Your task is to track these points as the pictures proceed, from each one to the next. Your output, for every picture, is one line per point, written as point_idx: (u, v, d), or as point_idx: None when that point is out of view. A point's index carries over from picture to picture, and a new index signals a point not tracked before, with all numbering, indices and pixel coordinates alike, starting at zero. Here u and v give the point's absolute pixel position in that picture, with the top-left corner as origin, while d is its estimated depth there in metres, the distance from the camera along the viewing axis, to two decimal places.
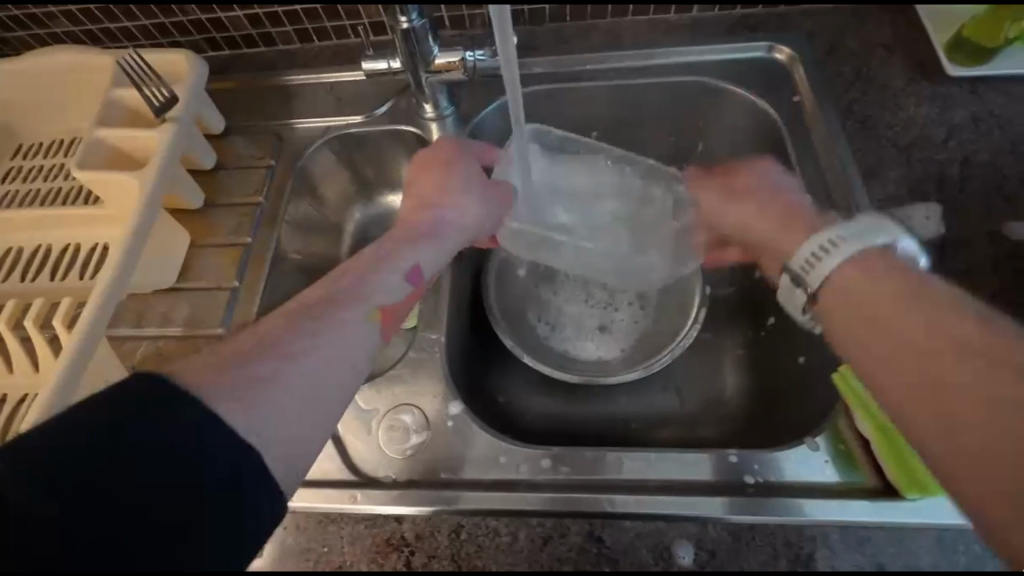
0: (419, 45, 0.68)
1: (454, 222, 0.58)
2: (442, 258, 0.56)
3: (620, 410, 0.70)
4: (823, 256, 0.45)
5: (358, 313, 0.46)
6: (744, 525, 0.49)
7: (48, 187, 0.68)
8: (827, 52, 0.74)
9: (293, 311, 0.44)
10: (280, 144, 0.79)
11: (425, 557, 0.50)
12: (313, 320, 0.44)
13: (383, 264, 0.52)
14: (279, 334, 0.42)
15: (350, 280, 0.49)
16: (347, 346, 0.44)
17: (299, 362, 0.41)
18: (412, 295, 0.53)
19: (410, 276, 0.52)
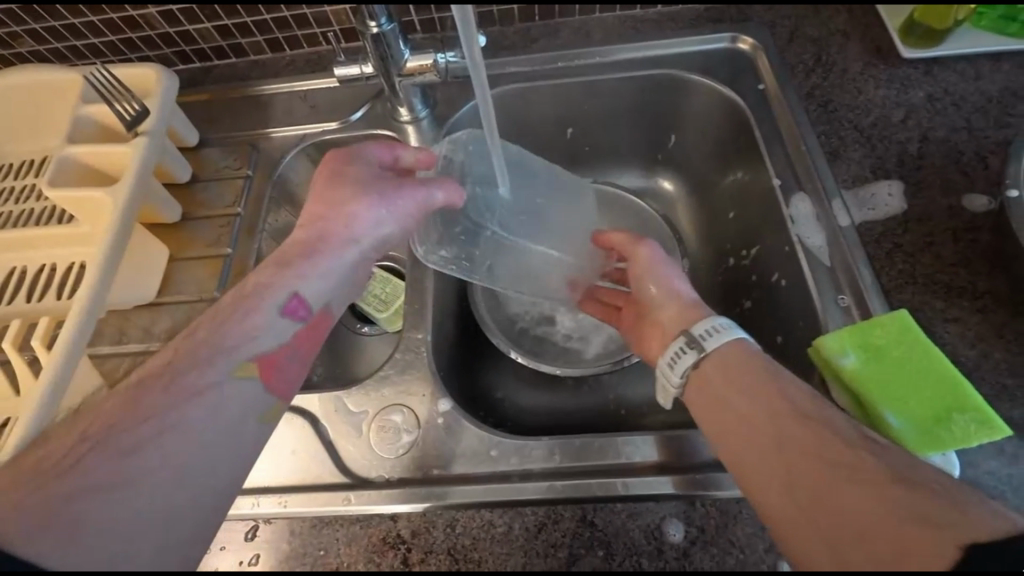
0: (390, 48, 0.68)
1: (362, 232, 0.56)
2: (343, 280, 0.55)
3: (610, 399, 0.71)
4: (703, 343, 0.50)
5: (222, 373, 0.46)
6: (731, 499, 0.50)
7: (20, 208, 0.67)
8: (789, 41, 0.76)
9: (146, 389, 0.44)
10: (256, 154, 0.78)
11: (421, 553, 0.50)
12: (191, 377, 0.45)
13: (259, 299, 0.51)
14: (132, 420, 0.42)
15: (213, 330, 0.48)
16: (209, 418, 0.44)
17: (155, 449, 0.41)
18: (303, 334, 0.52)
19: (291, 310, 0.51)
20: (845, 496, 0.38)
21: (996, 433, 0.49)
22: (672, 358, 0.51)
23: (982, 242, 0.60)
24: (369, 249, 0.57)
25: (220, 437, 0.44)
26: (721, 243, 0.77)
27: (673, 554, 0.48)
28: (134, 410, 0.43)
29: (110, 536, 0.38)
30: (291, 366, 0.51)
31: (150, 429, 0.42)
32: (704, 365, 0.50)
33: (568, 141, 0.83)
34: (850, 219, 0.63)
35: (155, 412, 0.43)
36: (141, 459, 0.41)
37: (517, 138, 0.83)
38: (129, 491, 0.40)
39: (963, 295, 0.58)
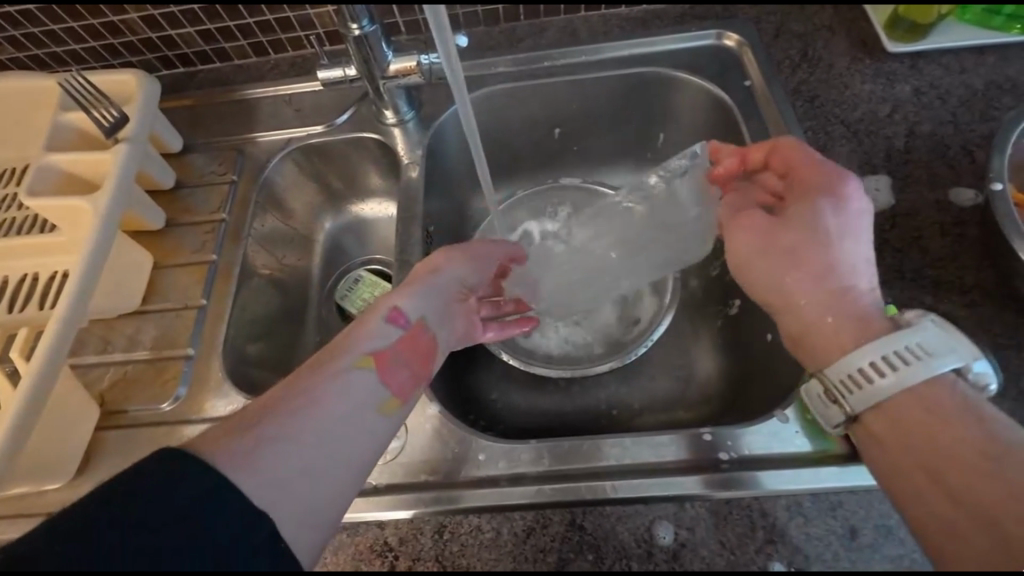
0: (373, 50, 0.68)
1: (444, 268, 0.57)
2: (438, 300, 0.55)
3: (601, 399, 0.71)
4: (857, 385, 0.44)
5: (348, 363, 0.46)
6: (720, 500, 0.50)
7: (1, 217, 0.67)
8: (774, 36, 0.76)
9: (299, 374, 0.45)
10: (240, 159, 0.78)
11: (409, 560, 0.50)
12: (322, 367, 0.45)
13: (371, 313, 0.51)
14: (285, 394, 0.43)
15: (341, 337, 0.49)
16: (349, 398, 0.44)
17: (307, 419, 0.42)
18: (407, 340, 0.50)
19: (394, 319, 0.51)
20: (984, 473, 0.39)
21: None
22: (818, 404, 0.47)
23: (969, 237, 0.60)
24: (455, 284, 0.58)
25: (357, 418, 0.44)
26: None
27: (663, 557, 0.48)
28: (290, 390, 0.43)
29: (272, 493, 0.38)
30: (399, 367, 0.49)
31: (299, 401, 0.42)
32: (867, 416, 0.44)
33: (556, 141, 0.83)
34: None
35: (300, 392, 0.43)
36: (296, 427, 0.41)
37: (504, 138, 0.82)
38: (285, 460, 0.39)
39: (951, 290, 0.58)
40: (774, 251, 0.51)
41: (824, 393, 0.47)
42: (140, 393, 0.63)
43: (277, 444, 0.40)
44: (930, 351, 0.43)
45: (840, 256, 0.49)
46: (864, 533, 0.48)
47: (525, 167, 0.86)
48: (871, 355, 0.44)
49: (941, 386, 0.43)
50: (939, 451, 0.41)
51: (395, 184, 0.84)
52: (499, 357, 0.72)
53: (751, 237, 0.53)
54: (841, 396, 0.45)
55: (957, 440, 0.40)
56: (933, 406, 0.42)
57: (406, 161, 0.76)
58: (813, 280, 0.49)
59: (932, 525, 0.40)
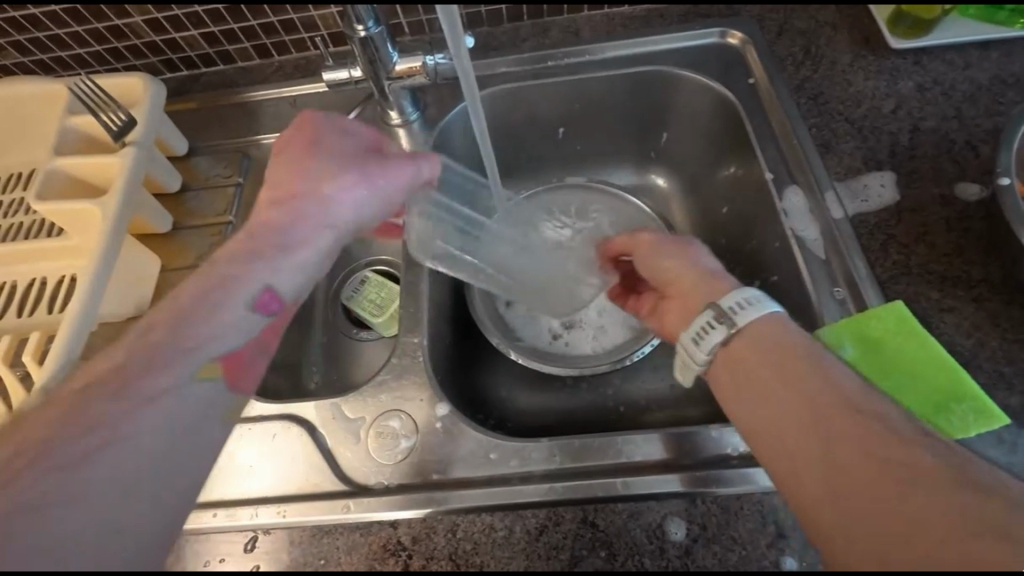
0: (378, 51, 0.68)
1: (339, 218, 0.50)
2: (320, 270, 0.50)
3: (609, 398, 0.71)
4: (731, 315, 0.48)
5: (175, 380, 0.41)
6: (731, 496, 0.50)
7: (9, 222, 0.67)
8: (777, 34, 0.76)
9: (98, 392, 0.39)
10: (246, 161, 0.78)
11: (422, 559, 0.50)
12: (130, 389, 0.39)
13: (219, 290, 0.44)
14: (80, 423, 0.37)
15: (165, 333, 0.42)
16: (175, 423, 0.40)
17: (114, 454, 0.37)
18: (271, 327, 0.47)
19: (263, 304, 0.46)
20: (862, 448, 0.38)
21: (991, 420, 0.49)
22: (699, 332, 0.49)
23: (974, 231, 0.60)
24: (348, 231, 0.51)
25: (188, 441, 0.40)
26: (716, 239, 0.77)
27: (675, 553, 0.48)
28: (77, 414, 0.38)
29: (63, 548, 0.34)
30: (255, 366, 0.46)
31: (101, 434, 0.37)
32: (735, 340, 0.48)
33: (560, 141, 0.83)
34: (843, 211, 0.63)
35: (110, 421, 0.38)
36: (93, 472, 0.36)
37: (508, 138, 0.82)
38: (74, 507, 0.35)
39: (958, 285, 0.58)
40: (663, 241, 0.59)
41: (698, 327, 0.49)
42: None
43: (64, 501, 0.35)
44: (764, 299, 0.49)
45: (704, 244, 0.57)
46: None
47: (530, 167, 0.86)
48: (734, 297, 0.49)
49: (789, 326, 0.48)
50: (813, 431, 0.40)
51: None
52: (507, 356, 0.72)
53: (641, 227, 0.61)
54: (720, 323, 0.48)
55: (828, 415, 0.41)
56: (795, 359, 0.45)
57: None
58: (687, 258, 0.56)
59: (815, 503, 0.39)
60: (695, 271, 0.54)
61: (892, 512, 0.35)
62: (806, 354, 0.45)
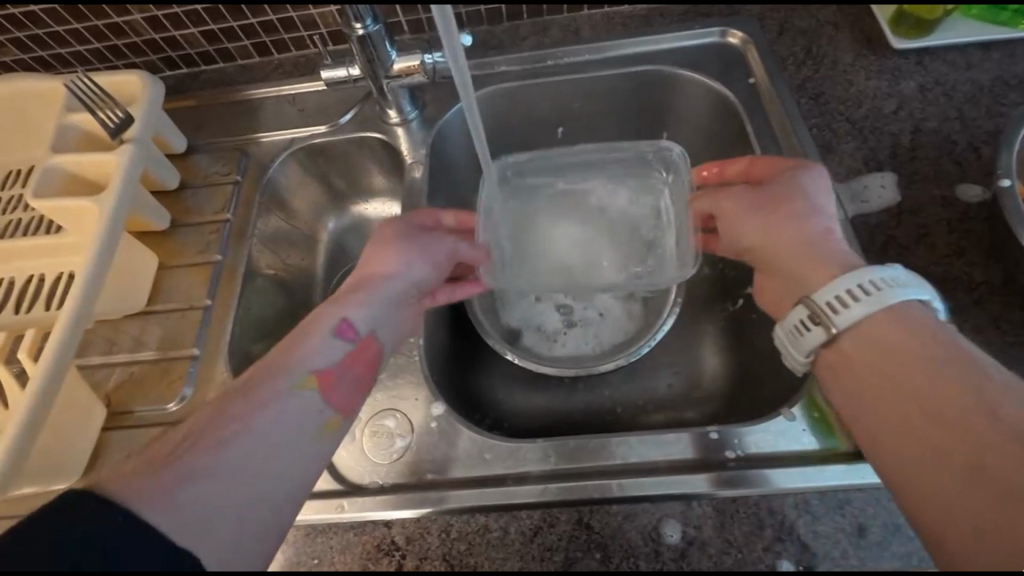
0: (376, 50, 0.68)
1: (400, 271, 0.56)
2: (392, 313, 0.54)
3: (606, 398, 0.71)
4: (829, 310, 0.46)
5: (281, 389, 0.44)
6: (727, 498, 0.50)
7: (7, 219, 0.67)
8: (778, 34, 0.76)
9: (227, 399, 0.42)
10: (244, 159, 0.78)
11: (416, 559, 0.50)
12: (254, 390, 0.43)
13: (314, 324, 0.50)
14: (215, 418, 0.40)
15: (281, 352, 0.47)
16: (284, 421, 0.42)
17: (239, 445, 0.39)
18: (353, 354, 0.50)
19: (342, 332, 0.50)
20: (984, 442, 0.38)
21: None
22: (793, 329, 0.48)
23: (975, 233, 0.60)
24: (412, 287, 0.57)
25: (297, 440, 0.42)
26: None
27: (671, 556, 0.48)
28: (218, 405, 0.41)
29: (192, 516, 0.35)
30: (346, 383, 0.48)
31: (233, 426, 0.40)
32: (842, 339, 0.46)
33: (559, 140, 0.83)
34: (843, 212, 0.62)
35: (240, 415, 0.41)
36: (219, 458, 0.38)
37: (507, 137, 0.82)
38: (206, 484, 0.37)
39: (958, 286, 0.58)
40: (749, 212, 0.56)
41: (795, 320, 0.48)
42: (144, 395, 0.63)
43: (195, 478, 0.37)
44: (899, 281, 0.45)
45: (806, 216, 0.53)
46: (873, 531, 0.48)
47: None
48: (843, 285, 0.46)
49: (909, 312, 0.45)
50: (934, 419, 0.40)
51: (398, 184, 0.84)
52: (504, 356, 0.72)
53: (727, 207, 0.58)
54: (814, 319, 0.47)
55: (950, 401, 0.39)
56: (910, 346, 0.43)
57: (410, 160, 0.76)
58: (781, 237, 0.53)
59: (925, 494, 0.39)
60: (796, 254, 0.52)
61: (981, 509, 0.36)
62: (928, 338, 0.43)
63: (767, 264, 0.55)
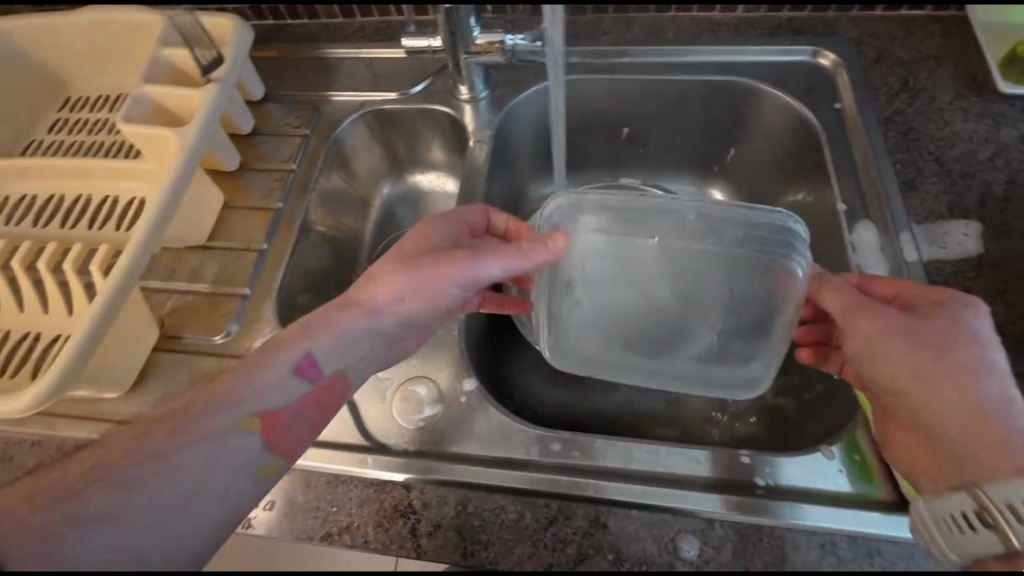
0: (461, 24, 0.68)
1: (386, 306, 0.53)
2: (365, 345, 0.53)
3: (634, 405, 0.70)
4: (1004, 512, 0.41)
5: (180, 459, 0.42)
6: (751, 525, 0.48)
7: (94, 139, 0.72)
8: (874, 61, 0.72)
9: (148, 429, 0.43)
10: (315, 114, 0.80)
11: (429, 526, 0.50)
12: (172, 437, 0.43)
13: (275, 356, 0.49)
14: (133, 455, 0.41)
15: (223, 384, 0.47)
16: (200, 475, 0.42)
17: (141, 493, 0.40)
18: (315, 394, 0.50)
19: (302, 370, 0.49)
20: None
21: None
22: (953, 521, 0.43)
23: None
24: (399, 326, 0.54)
25: (223, 489, 0.43)
26: None
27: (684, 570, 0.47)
28: (132, 444, 0.42)
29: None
30: (295, 426, 0.48)
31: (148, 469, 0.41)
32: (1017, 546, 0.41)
33: (622, 141, 0.82)
34: (919, 256, 0.59)
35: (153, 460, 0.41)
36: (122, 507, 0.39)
37: (572, 130, 0.81)
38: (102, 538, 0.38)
39: None
40: (910, 347, 0.48)
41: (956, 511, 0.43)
42: (193, 324, 0.66)
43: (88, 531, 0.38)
44: None
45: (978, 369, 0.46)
46: None
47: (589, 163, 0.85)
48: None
49: None
50: None
51: (457, 161, 0.85)
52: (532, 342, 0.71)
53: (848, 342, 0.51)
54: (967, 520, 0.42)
55: None
56: None
57: (473, 138, 0.76)
58: (954, 393, 0.46)
59: None
60: (965, 411, 0.46)
61: None
62: None
63: (916, 413, 0.47)
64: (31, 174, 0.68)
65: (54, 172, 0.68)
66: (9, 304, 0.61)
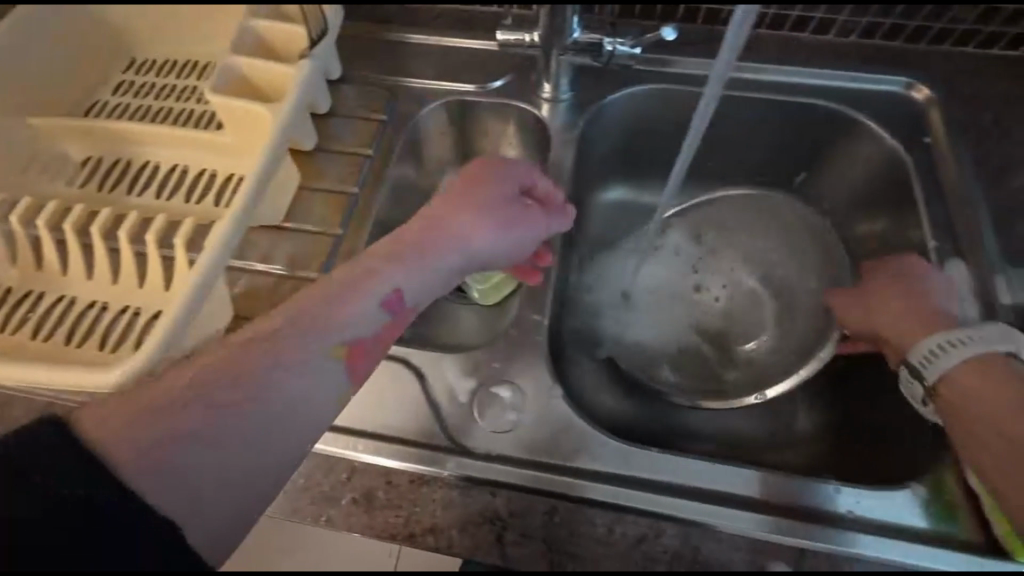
0: (564, 23, 0.67)
1: (467, 247, 0.53)
2: (424, 270, 0.52)
3: (705, 424, 0.69)
4: None
5: (318, 350, 0.46)
6: (840, 553, 0.49)
7: (183, 106, 0.72)
8: (968, 99, 0.71)
9: (231, 354, 0.44)
10: (390, 101, 0.76)
11: (518, 533, 0.50)
12: (293, 348, 0.45)
13: (348, 319, 0.48)
14: (216, 384, 0.42)
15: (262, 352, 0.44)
16: (282, 398, 0.44)
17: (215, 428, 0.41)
18: (388, 327, 0.51)
19: (389, 304, 0.50)
20: None
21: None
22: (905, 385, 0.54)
23: None
24: None
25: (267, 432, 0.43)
26: None
27: None
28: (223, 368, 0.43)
29: None
30: None
31: (233, 406, 0.42)
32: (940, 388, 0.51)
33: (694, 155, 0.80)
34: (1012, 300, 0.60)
35: None
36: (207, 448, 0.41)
37: (660, 133, 0.78)
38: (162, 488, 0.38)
39: None
40: (869, 306, 0.60)
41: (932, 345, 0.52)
42: (264, 306, 0.63)
43: None
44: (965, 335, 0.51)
45: (912, 290, 0.58)
46: None
47: (655, 166, 0.82)
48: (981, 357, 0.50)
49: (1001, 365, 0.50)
50: None
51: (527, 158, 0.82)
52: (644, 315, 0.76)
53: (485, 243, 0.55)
54: (965, 340, 0.51)
55: None
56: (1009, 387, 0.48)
57: (557, 142, 0.73)
58: (882, 311, 0.59)
59: None
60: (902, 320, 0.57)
61: None
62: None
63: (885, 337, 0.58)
64: (118, 139, 0.69)
65: (164, 141, 0.68)
66: (104, 274, 0.62)
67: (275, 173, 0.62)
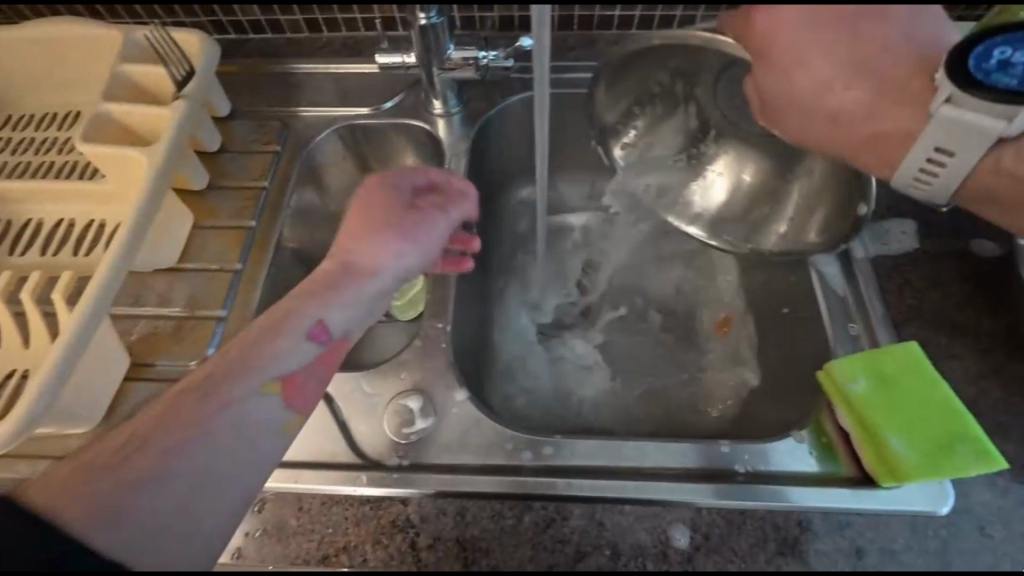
0: (437, 42, 0.69)
1: (386, 266, 0.55)
2: (363, 299, 0.54)
3: (620, 406, 0.72)
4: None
5: (251, 388, 0.47)
6: (737, 510, 0.51)
7: (65, 159, 0.70)
8: None
9: (175, 403, 0.45)
10: (282, 132, 0.77)
11: (430, 538, 0.51)
12: (233, 384, 0.46)
13: (278, 354, 0.49)
14: (161, 432, 0.43)
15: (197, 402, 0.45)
16: (237, 418, 0.46)
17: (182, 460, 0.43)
18: (325, 356, 0.52)
19: (316, 335, 0.51)
20: None
21: (1010, 467, 0.52)
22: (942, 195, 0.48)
23: (984, 286, 0.62)
24: None
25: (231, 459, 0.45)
26: None
27: (677, 559, 0.49)
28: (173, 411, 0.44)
29: None
30: None
31: (185, 448, 0.43)
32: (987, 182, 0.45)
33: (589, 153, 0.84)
34: (865, 252, 0.64)
35: None
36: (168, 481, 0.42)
37: (550, 134, 0.81)
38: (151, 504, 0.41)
39: (974, 334, 0.59)
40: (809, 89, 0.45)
41: (915, 172, 0.46)
42: (164, 350, 0.62)
43: None
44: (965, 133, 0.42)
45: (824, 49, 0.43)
46: (870, 555, 0.50)
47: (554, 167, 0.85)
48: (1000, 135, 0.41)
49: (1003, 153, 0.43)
50: None
51: None
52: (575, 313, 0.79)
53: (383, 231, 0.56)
54: (943, 156, 0.44)
55: None
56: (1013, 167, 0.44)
57: (450, 155, 0.75)
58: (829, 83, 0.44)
59: None
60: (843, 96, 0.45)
61: None
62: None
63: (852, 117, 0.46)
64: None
65: (50, 196, 0.66)
66: None
67: (156, 216, 0.62)
